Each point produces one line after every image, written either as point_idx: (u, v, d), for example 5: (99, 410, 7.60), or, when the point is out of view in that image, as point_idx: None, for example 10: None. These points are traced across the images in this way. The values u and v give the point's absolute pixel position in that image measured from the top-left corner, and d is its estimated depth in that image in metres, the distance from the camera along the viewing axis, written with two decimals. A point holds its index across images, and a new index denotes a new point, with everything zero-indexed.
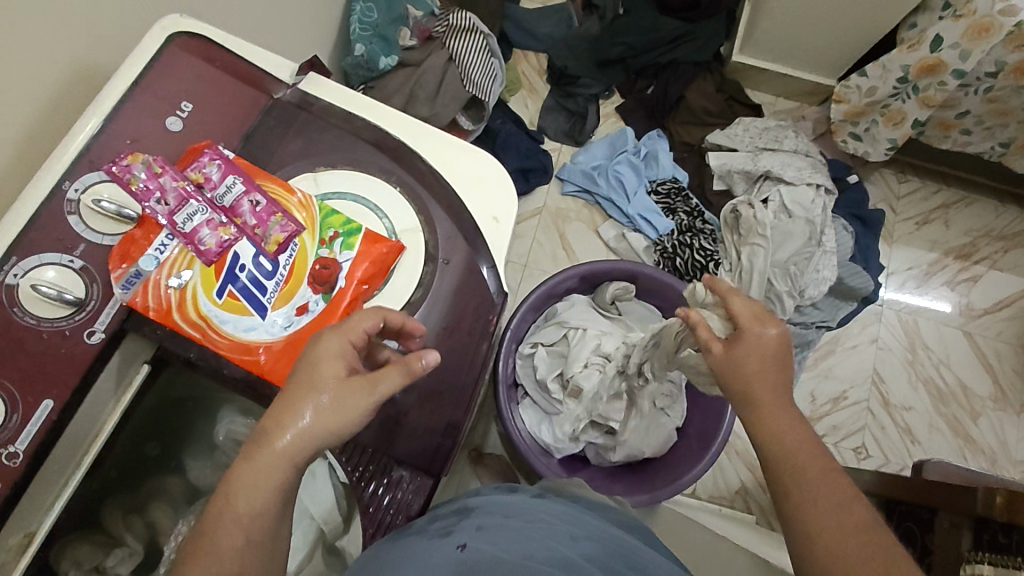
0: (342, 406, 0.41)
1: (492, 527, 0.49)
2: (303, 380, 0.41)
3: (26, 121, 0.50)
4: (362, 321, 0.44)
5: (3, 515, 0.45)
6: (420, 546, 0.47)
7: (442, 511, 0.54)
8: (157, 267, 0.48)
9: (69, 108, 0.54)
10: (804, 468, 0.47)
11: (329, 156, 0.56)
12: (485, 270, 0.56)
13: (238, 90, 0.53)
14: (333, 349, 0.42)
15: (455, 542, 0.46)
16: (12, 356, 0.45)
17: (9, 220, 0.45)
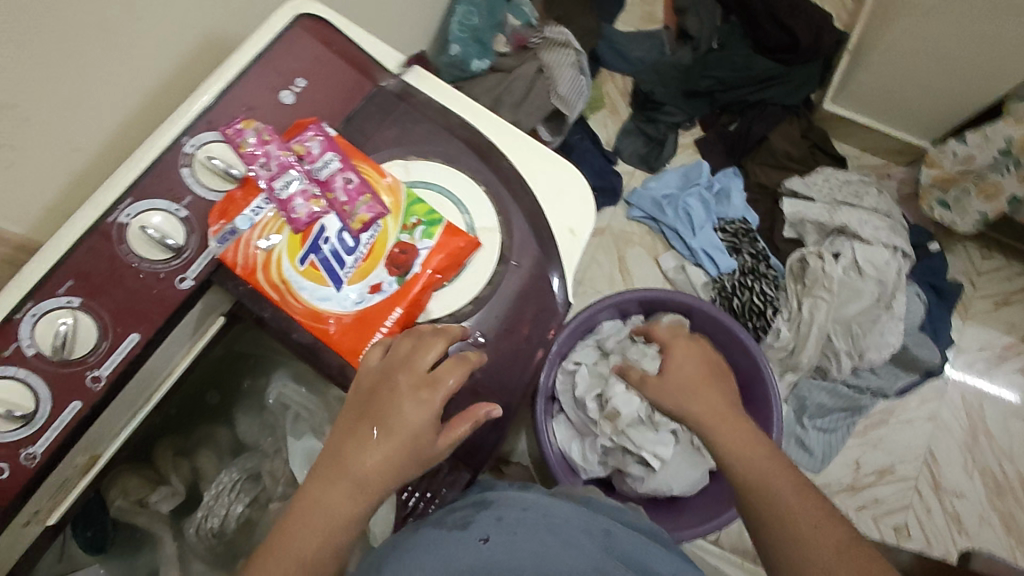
0: (425, 454, 0.46)
1: (515, 518, 0.49)
2: (398, 427, 0.45)
3: (159, 77, 0.55)
4: (457, 378, 0.47)
5: (77, 433, 0.48)
6: (439, 534, 0.48)
7: (459, 503, 0.53)
8: (251, 228, 0.51)
9: (195, 71, 0.59)
10: (770, 489, 0.54)
11: (421, 148, 0.57)
12: (553, 279, 0.57)
13: (348, 74, 0.56)
14: (427, 404, 0.46)
15: (477, 534, 0.47)
16: (111, 288, 0.48)
17: (134, 166, 0.50)
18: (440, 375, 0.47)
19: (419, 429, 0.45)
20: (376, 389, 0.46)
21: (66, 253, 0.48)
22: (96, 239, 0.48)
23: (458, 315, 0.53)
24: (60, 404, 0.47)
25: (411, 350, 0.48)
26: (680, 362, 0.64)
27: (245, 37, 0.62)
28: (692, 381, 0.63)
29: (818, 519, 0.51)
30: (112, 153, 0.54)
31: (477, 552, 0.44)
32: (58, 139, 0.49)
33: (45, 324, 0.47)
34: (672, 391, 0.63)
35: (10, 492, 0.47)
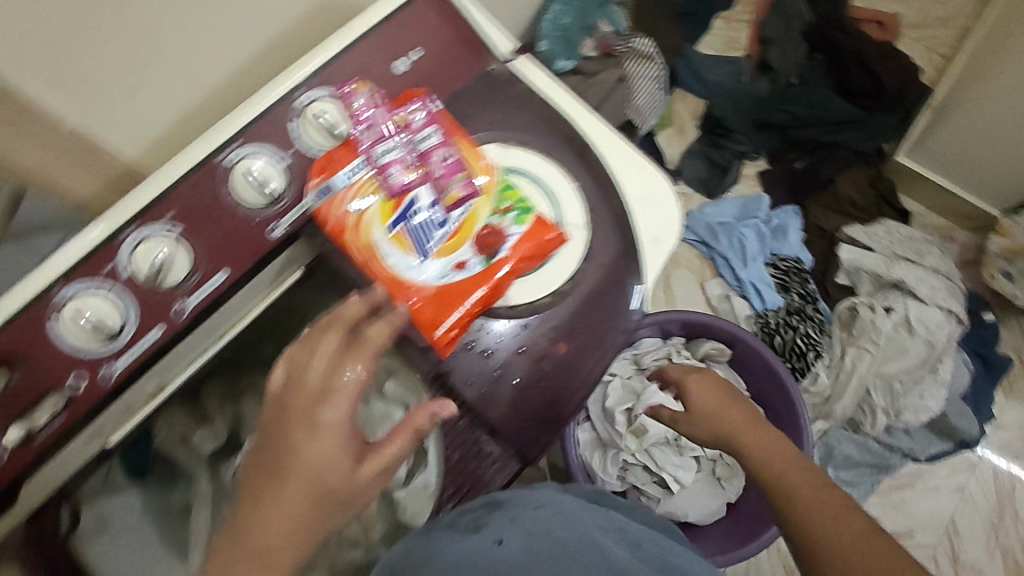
0: (350, 488, 0.38)
1: (526, 517, 0.49)
2: (297, 461, 0.37)
3: (278, 31, 0.56)
4: (363, 373, 0.40)
5: (153, 360, 0.50)
6: (455, 539, 0.48)
7: (472, 505, 0.54)
8: (346, 187, 0.51)
9: (310, 30, 0.60)
10: (792, 493, 0.55)
11: (521, 135, 0.56)
12: (632, 286, 0.57)
13: (462, 54, 0.56)
14: (332, 420, 0.38)
15: (490, 537, 0.46)
16: (209, 224, 0.50)
17: (248, 111, 0.50)
18: (340, 377, 0.40)
19: (329, 455, 0.37)
20: (273, 418, 0.39)
21: (174, 184, 0.49)
22: (202, 175, 0.49)
23: (538, 305, 0.53)
24: (144, 328, 0.49)
25: (299, 362, 0.41)
26: (697, 393, 0.67)
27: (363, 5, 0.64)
28: (714, 411, 0.65)
29: (839, 513, 0.51)
30: (225, 96, 0.56)
31: (487, 558, 0.44)
32: (182, 74, 0.50)
33: (144, 249, 0.48)
34: (698, 427, 0.67)
35: (83, 407, 0.48)
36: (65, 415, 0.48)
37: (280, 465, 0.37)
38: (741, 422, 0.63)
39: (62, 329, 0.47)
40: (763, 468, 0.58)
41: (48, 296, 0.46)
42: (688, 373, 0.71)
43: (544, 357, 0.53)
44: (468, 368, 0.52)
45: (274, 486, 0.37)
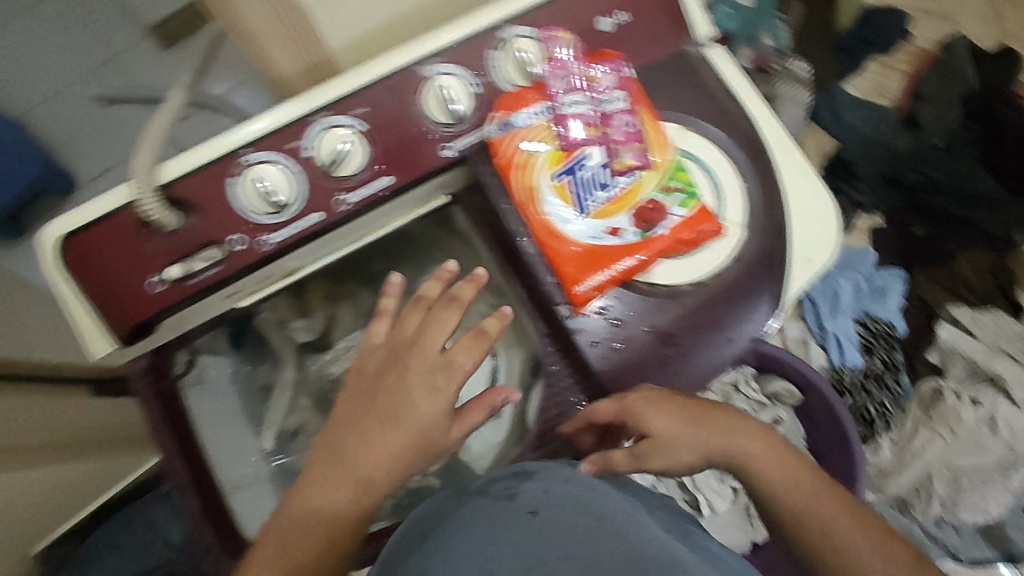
0: (433, 445, 0.48)
1: (563, 486, 0.39)
2: (400, 409, 0.47)
3: None
4: (470, 344, 0.50)
5: (300, 243, 0.52)
6: (482, 506, 0.38)
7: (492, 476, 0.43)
8: (524, 127, 0.52)
9: None
10: (829, 522, 0.48)
11: (701, 121, 0.55)
12: (761, 312, 0.53)
13: (666, 27, 0.55)
14: (440, 393, 0.48)
15: (524, 507, 0.37)
16: (388, 129, 0.51)
17: (458, 30, 0.51)
18: (455, 358, 0.49)
19: (430, 417, 0.48)
20: (383, 364, 0.50)
21: (369, 82, 0.50)
22: (397, 80, 0.50)
23: (677, 291, 0.52)
24: (306, 209, 0.50)
25: (422, 333, 0.50)
26: (662, 419, 0.48)
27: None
28: (694, 437, 0.49)
29: (877, 539, 0.48)
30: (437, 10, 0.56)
31: (527, 536, 0.34)
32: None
33: (328, 136, 0.50)
34: (678, 461, 0.48)
35: (235, 266, 0.50)
36: (219, 268, 0.50)
37: (392, 408, 0.48)
38: (720, 435, 0.49)
39: (240, 189, 0.49)
40: (783, 496, 0.49)
41: (233, 157, 0.49)
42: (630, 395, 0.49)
43: (668, 345, 0.52)
44: (591, 332, 0.51)
45: (384, 423, 0.47)
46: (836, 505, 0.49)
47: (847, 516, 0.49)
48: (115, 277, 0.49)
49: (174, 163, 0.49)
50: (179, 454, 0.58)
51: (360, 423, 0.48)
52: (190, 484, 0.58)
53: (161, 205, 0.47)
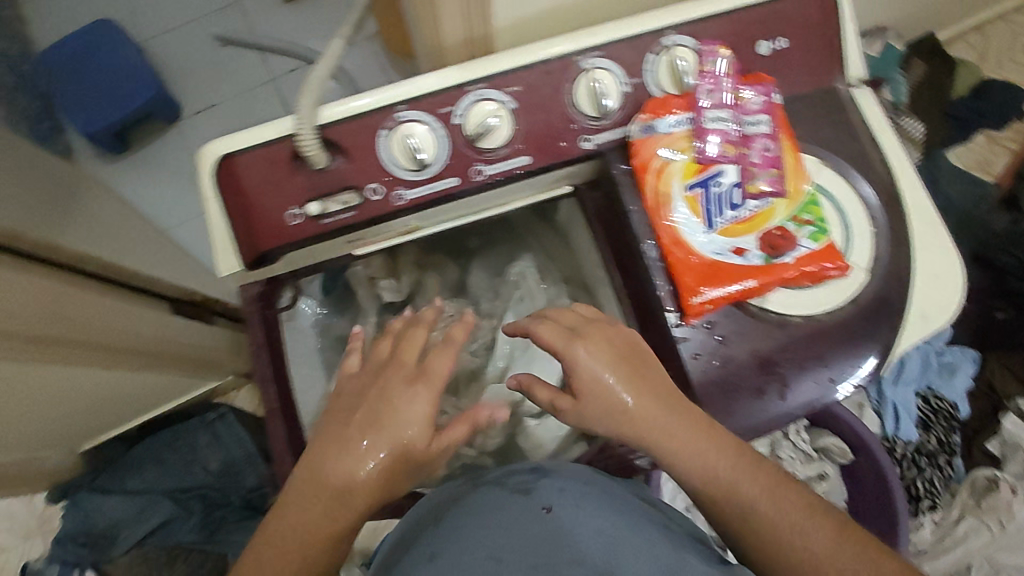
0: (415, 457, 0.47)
1: (573, 491, 0.51)
2: (382, 418, 0.47)
3: None
4: (448, 356, 0.51)
5: (429, 204, 0.53)
6: (504, 500, 0.51)
7: (518, 469, 0.58)
8: (665, 134, 0.52)
9: None
10: (748, 504, 0.45)
11: (841, 159, 0.54)
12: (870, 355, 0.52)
13: (823, 60, 0.54)
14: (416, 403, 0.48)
15: (539, 503, 0.49)
16: (536, 111, 0.52)
17: (624, 29, 0.52)
18: (430, 366, 0.50)
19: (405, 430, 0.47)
20: (367, 378, 0.50)
21: (529, 62, 0.52)
22: (555, 67, 0.52)
23: (788, 320, 0.51)
24: (443, 173, 0.52)
25: (399, 349, 0.52)
26: (591, 372, 0.48)
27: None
28: (616, 401, 0.48)
29: (807, 523, 0.43)
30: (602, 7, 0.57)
31: (539, 530, 0.46)
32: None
33: (480, 107, 0.51)
34: (596, 419, 0.49)
35: (368, 214, 0.53)
36: (352, 213, 0.52)
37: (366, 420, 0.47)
38: (641, 401, 0.48)
39: (388, 143, 0.51)
40: (695, 475, 0.46)
41: (389, 111, 0.51)
42: (573, 341, 0.49)
43: (771, 372, 0.51)
44: (695, 343, 0.51)
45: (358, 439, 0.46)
46: (760, 489, 0.45)
47: (767, 501, 0.44)
48: (261, 204, 0.52)
49: (333, 108, 0.51)
50: (274, 380, 0.60)
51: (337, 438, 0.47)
52: (277, 412, 0.59)
53: (317, 143, 0.50)
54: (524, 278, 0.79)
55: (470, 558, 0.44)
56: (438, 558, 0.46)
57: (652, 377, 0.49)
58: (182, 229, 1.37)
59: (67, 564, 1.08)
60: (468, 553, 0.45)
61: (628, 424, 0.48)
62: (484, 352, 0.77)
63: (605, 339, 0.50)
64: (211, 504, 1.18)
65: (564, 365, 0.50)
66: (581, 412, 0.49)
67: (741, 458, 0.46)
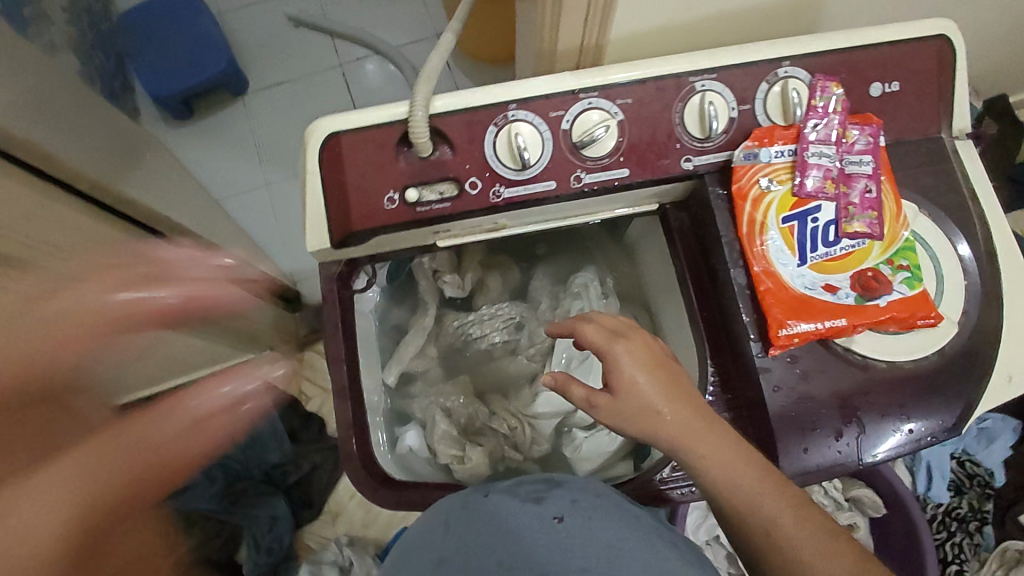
0: None
1: (589, 501, 0.46)
2: None
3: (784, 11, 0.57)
4: None
5: (524, 204, 0.54)
6: (511, 508, 0.46)
7: (529, 479, 0.51)
8: (766, 163, 0.52)
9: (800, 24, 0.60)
10: (769, 519, 0.41)
11: (939, 210, 0.54)
12: (952, 410, 0.51)
13: (932, 109, 0.54)
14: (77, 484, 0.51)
15: (550, 513, 0.44)
16: (641, 125, 0.53)
17: (741, 56, 0.53)
18: None
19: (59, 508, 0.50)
20: None
21: (642, 78, 0.52)
22: (668, 85, 0.53)
23: (871, 364, 0.51)
24: (543, 176, 0.53)
25: None
26: (632, 373, 0.46)
27: (865, 23, 0.62)
28: (650, 402, 0.45)
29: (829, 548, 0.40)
30: (716, 32, 0.58)
31: (547, 538, 0.42)
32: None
33: (589, 116, 0.52)
34: (627, 420, 0.46)
35: (463, 208, 0.53)
36: (448, 205, 0.53)
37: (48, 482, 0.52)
38: (675, 405, 0.45)
39: (495, 140, 0.52)
40: (722, 483, 0.43)
41: (499, 109, 0.52)
42: (614, 341, 0.48)
43: (848, 414, 0.51)
44: (775, 376, 0.51)
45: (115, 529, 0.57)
46: (785, 505, 0.42)
47: (792, 518, 0.41)
48: (360, 184, 0.53)
49: (445, 99, 0.52)
50: (344, 359, 0.60)
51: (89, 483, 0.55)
52: (346, 391, 0.60)
53: (427, 131, 0.50)
54: (587, 290, 0.77)
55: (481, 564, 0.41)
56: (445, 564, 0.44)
57: (687, 387, 0.47)
58: (235, 201, 1.39)
59: None
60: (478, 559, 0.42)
61: (663, 424, 0.45)
62: (541, 357, 0.79)
63: (644, 344, 0.48)
64: (232, 475, 1.18)
65: (604, 365, 0.48)
66: (615, 411, 0.47)
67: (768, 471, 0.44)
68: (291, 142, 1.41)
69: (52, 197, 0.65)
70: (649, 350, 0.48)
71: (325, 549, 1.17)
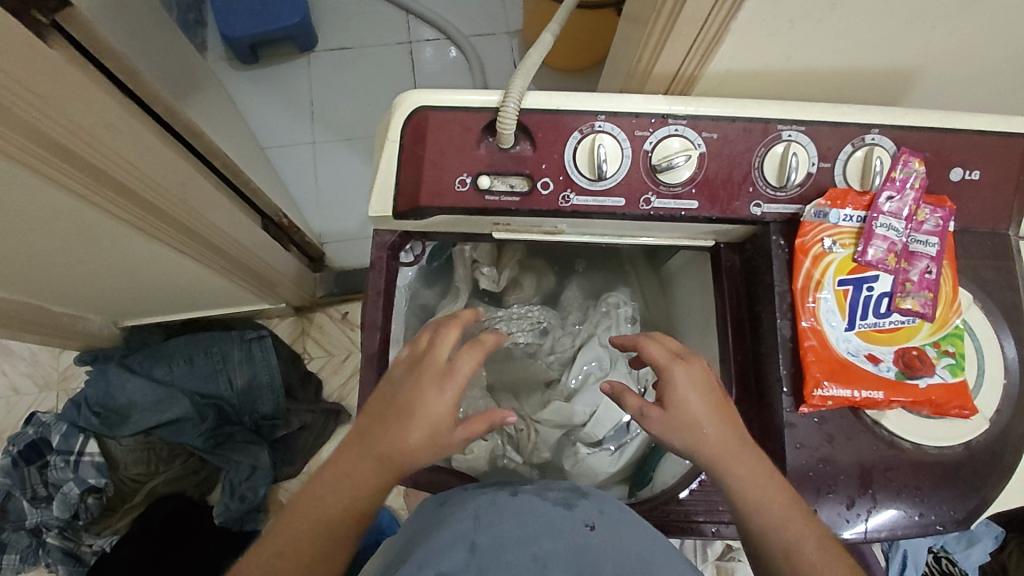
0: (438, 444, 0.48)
1: (615, 514, 0.46)
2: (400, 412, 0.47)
3: (878, 82, 0.58)
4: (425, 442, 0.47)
5: (591, 215, 0.54)
6: (540, 507, 0.46)
7: (556, 485, 0.52)
8: (833, 224, 0.53)
9: (890, 96, 0.61)
10: None
11: (992, 304, 0.54)
12: (967, 503, 0.51)
13: (1004, 205, 0.55)
14: (446, 401, 0.47)
15: (580, 521, 0.44)
16: (720, 162, 0.53)
17: (833, 114, 0.53)
18: (457, 365, 0.48)
19: (425, 432, 0.47)
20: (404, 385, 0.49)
21: (732, 117, 0.53)
22: (755, 129, 0.53)
23: (896, 441, 0.52)
24: (615, 191, 0.54)
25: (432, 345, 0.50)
26: (688, 396, 0.47)
27: (950, 108, 0.63)
28: (702, 420, 0.47)
29: None
30: (806, 87, 0.58)
31: (580, 543, 0.41)
32: (821, 55, 0.53)
33: (673, 142, 0.53)
34: (676, 432, 0.47)
35: (531, 204, 0.54)
36: (516, 198, 0.54)
37: (394, 434, 0.47)
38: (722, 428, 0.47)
39: (577, 146, 0.53)
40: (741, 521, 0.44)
41: (588, 118, 0.53)
42: (675, 361, 0.49)
43: (864, 485, 0.51)
44: (800, 433, 0.51)
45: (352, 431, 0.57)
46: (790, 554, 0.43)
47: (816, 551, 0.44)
48: (438, 161, 0.53)
49: (537, 97, 0.53)
50: (379, 327, 0.61)
51: (363, 445, 0.48)
52: (373, 359, 0.61)
53: (515, 123, 0.51)
54: (616, 310, 0.78)
55: (514, 558, 0.38)
56: (478, 551, 0.40)
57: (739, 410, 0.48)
58: (278, 152, 1.40)
59: (75, 426, 1.12)
60: (510, 550, 0.40)
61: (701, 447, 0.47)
62: (559, 366, 0.78)
63: (702, 368, 0.49)
64: (222, 418, 1.17)
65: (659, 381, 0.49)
66: (666, 424, 0.47)
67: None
68: (345, 107, 1.42)
69: (128, 110, 0.66)
70: (706, 375, 0.49)
71: None
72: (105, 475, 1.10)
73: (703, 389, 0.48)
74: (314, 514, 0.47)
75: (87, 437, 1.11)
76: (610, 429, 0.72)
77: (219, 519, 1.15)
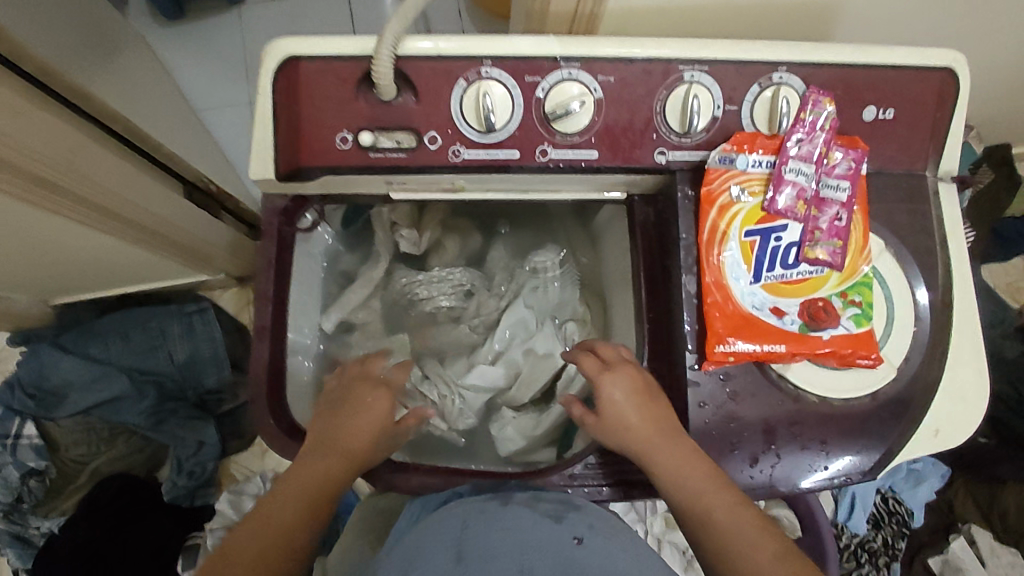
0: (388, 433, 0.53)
1: (606, 531, 0.44)
2: (346, 404, 0.52)
3: (795, 15, 0.54)
4: (380, 421, 0.52)
5: (483, 170, 0.51)
6: (533, 517, 0.44)
7: (550, 497, 0.50)
8: (740, 171, 0.50)
9: (811, 29, 0.57)
10: None
11: (904, 249, 0.52)
12: (871, 454, 0.51)
13: (919, 144, 0.52)
14: (384, 392, 0.54)
15: (569, 534, 0.42)
16: (619, 107, 0.50)
17: (738, 51, 0.50)
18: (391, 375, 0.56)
19: (374, 426, 0.52)
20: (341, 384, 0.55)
21: (630, 57, 0.49)
22: (656, 70, 0.49)
23: (802, 395, 0.50)
24: (508, 143, 0.50)
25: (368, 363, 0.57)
26: (618, 405, 0.49)
27: (876, 41, 0.59)
28: (630, 425, 0.49)
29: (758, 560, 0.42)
30: (718, 22, 0.54)
31: (569, 558, 0.40)
32: None
33: (568, 88, 0.49)
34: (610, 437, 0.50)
35: (418, 161, 0.50)
36: (403, 155, 0.50)
37: (348, 419, 0.51)
38: (647, 423, 0.48)
39: (463, 95, 0.49)
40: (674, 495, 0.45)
41: (474, 64, 0.49)
42: (602, 373, 0.51)
43: (769, 440, 0.50)
44: (704, 392, 0.50)
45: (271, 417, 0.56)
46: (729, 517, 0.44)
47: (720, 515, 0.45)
48: (315, 118, 0.49)
49: (417, 42, 0.49)
50: (273, 298, 0.57)
51: (322, 436, 0.51)
52: (266, 331, 0.57)
53: (391, 73, 0.46)
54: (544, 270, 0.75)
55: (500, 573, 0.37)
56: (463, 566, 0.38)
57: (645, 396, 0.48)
58: (211, 115, 1.32)
59: (9, 410, 1.08)
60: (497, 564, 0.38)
61: (628, 438, 0.49)
62: (485, 330, 0.76)
63: (631, 372, 0.51)
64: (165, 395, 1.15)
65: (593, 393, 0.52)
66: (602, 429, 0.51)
67: (687, 470, 0.47)
68: None
69: None
70: (641, 380, 0.50)
71: (250, 481, 1.15)
72: (46, 458, 1.08)
73: (633, 395, 0.49)
74: (287, 491, 0.48)
75: (24, 421, 1.08)
76: (538, 392, 0.72)
77: (168, 496, 1.12)
